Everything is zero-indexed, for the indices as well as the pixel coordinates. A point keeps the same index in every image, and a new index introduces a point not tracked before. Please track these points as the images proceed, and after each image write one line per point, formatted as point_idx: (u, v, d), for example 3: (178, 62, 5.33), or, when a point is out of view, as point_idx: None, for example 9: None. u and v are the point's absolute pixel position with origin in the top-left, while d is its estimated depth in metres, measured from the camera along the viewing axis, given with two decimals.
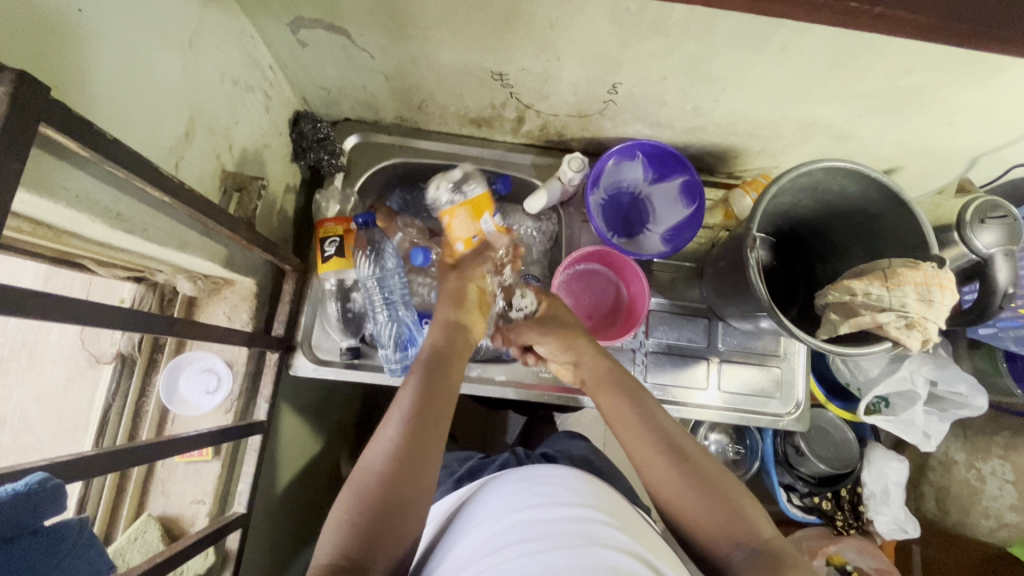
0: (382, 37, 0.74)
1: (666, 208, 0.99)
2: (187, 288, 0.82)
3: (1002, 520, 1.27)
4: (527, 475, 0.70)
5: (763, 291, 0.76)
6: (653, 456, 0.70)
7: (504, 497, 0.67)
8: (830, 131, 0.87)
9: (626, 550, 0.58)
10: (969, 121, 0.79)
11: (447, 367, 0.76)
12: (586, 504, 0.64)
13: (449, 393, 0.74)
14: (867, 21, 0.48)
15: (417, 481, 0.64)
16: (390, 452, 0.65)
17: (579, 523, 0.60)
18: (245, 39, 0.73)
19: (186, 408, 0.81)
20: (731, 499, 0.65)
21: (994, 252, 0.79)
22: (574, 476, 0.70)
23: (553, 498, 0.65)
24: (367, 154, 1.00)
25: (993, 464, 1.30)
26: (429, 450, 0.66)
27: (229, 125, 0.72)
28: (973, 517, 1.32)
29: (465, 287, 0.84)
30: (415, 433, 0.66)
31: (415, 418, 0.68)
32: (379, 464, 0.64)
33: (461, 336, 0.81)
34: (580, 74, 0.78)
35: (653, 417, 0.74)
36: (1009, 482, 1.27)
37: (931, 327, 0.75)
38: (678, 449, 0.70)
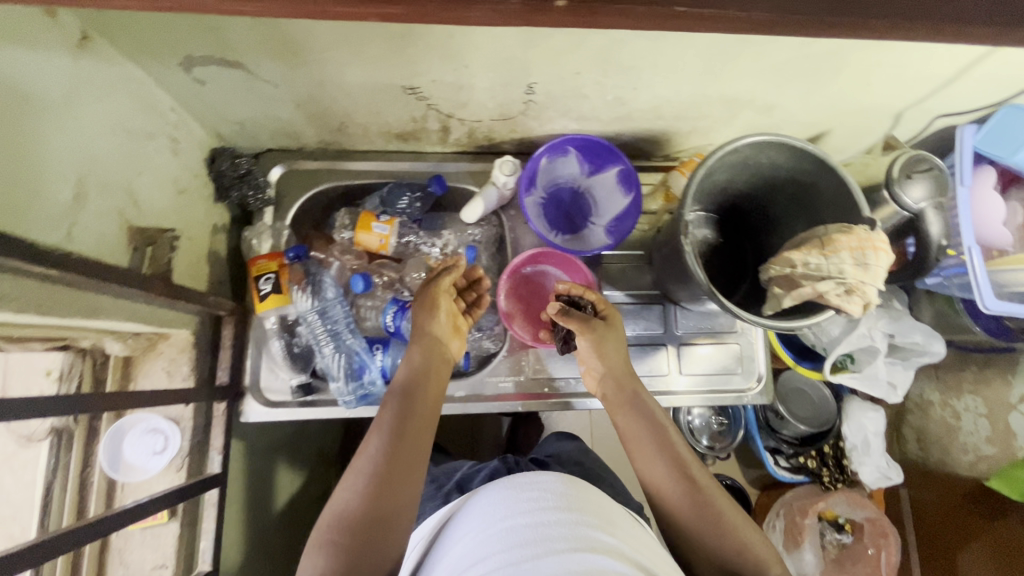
0: (281, 65, 0.71)
1: (606, 199, 0.98)
2: (118, 348, 0.79)
3: (980, 453, 1.27)
4: (513, 479, 0.69)
5: (702, 276, 0.75)
6: (652, 461, 0.74)
7: (493, 501, 0.67)
8: (754, 104, 0.87)
9: (613, 552, 0.58)
10: (885, 80, 0.79)
11: (425, 380, 0.76)
12: (573, 505, 0.64)
13: (428, 418, 0.72)
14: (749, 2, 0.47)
15: (400, 498, 0.64)
16: (372, 469, 0.65)
17: (563, 527, 0.60)
18: (135, 85, 0.69)
19: (134, 473, 0.78)
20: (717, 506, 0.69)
21: (924, 206, 0.80)
22: (560, 479, 0.68)
23: (536, 503, 0.64)
24: (296, 183, 0.97)
25: (966, 400, 1.32)
26: (410, 470, 0.66)
27: (130, 177, 0.68)
28: (954, 453, 1.34)
29: (433, 303, 0.82)
30: (396, 453, 0.66)
31: (393, 435, 0.68)
32: (363, 478, 0.64)
33: (427, 359, 0.79)
34: (493, 78, 0.76)
35: (655, 426, 0.76)
36: (982, 416, 1.28)
37: (870, 291, 0.74)
38: (673, 456, 0.73)
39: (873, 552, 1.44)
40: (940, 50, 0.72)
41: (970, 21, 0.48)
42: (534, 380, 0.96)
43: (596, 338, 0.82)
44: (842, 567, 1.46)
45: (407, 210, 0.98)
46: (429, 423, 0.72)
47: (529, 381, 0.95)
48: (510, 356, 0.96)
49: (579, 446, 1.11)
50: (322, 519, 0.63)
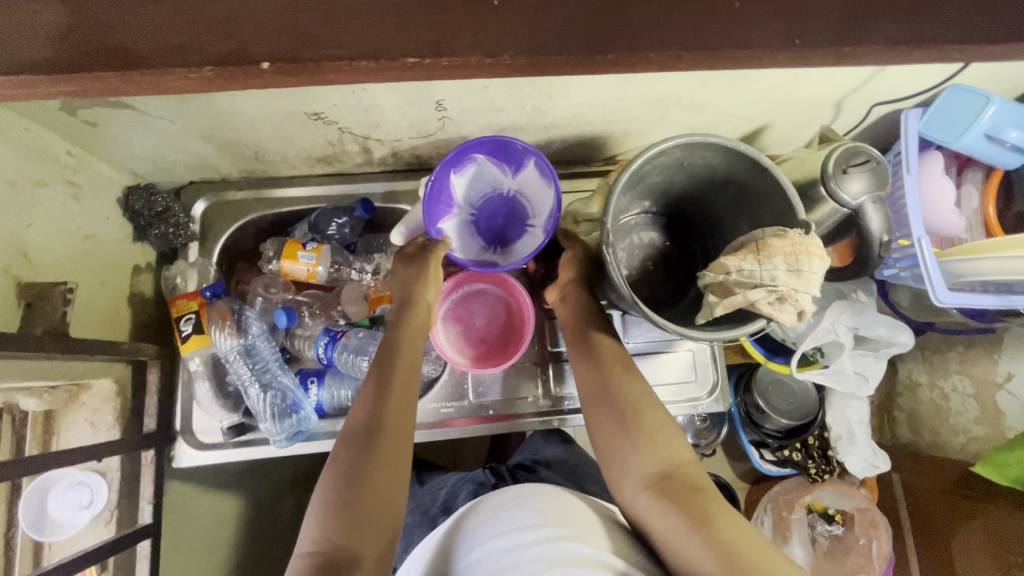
0: (168, 101, 0.68)
1: (537, 198, 0.88)
2: (34, 404, 0.76)
3: (970, 434, 1.22)
4: (488, 506, 0.69)
5: (625, 289, 0.73)
6: (611, 427, 0.71)
7: (479, 519, 0.68)
8: (683, 103, 0.83)
9: (589, 560, 0.59)
10: (813, 70, 0.75)
11: (399, 357, 0.73)
12: (550, 518, 0.65)
13: (404, 417, 0.67)
14: None
15: (386, 480, 0.62)
16: (348, 451, 0.63)
17: (544, 549, 0.61)
18: (16, 135, 0.66)
19: (61, 529, 0.76)
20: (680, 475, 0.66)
21: (863, 201, 0.76)
22: (532, 493, 0.69)
23: (516, 524, 0.65)
24: (221, 215, 0.94)
25: (953, 380, 1.28)
26: (394, 454, 0.64)
27: (15, 232, 0.66)
28: (945, 435, 1.30)
29: (427, 269, 0.81)
30: (366, 438, 0.64)
31: (367, 420, 0.65)
32: (341, 462, 0.62)
33: (415, 321, 0.78)
34: (397, 98, 0.73)
35: (602, 376, 0.75)
36: (970, 396, 1.23)
37: (803, 298, 0.71)
38: (632, 426, 0.70)
39: (864, 542, 1.38)
40: None
41: (762, 45, 0.49)
42: (478, 402, 0.94)
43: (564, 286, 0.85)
44: (835, 559, 1.41)
45: (336, 235, 0.94)
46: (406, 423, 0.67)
47: (473, 405, 0.93)
48: (451, 380, 0.94)
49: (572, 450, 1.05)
50: (314, 501, 0.61)
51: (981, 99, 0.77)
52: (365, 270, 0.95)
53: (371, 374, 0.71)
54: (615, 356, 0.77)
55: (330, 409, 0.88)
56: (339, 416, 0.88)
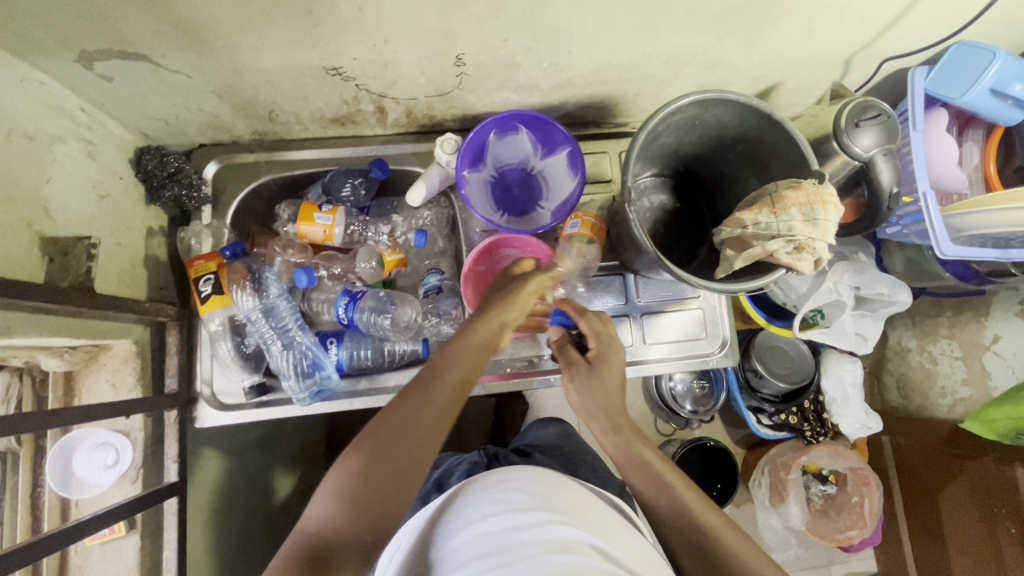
0: (187, 54, 0.67)
1: (555, 182, 0.95)
2: (55, 364, 0.75)
3: (958, 395, 1.26)
4: (485, 488, 0.66)
5: (649, 244, 0.73)
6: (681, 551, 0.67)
7: (471, 504, 0.65)
8: (698, 60, 0.83)
9: (584, 548, 0.56)
10: (827, 25, 0.76)
11: (445, 371, 0.64)
12: (547, 505, 0.62)
13: (429, 439, 0.61)
14: None
15: (389, 509, 0.58)
16: (359, 466, 0.59)
17: (536, 533, 0.57)
18: (28, 84, 0.65)
19: (85, 489, 0.76)
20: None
21: (874, 153, 0.78)
22: (531, 478, 0.67)
23: (514, 503, 0.62)
24: (233, 178, 0.93)
25: (942, 344, 1.30)
26: (403, 482, 0.59)
27: (36, 185, 0.65)
28: (933, 397, 1.32)
29: (517, 299, 0.70)
30: (386, 455, 0.59)
31: (395, 437, 0.60)
32: (348, 474, 0.58)
33: (484, 348, 0.67)
34: (416, 52, 0.72)
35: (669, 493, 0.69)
36: (957, 358, 1.27)
37: (821, 247, 0.73)
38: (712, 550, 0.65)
39: (857, 500, 1.43)
40: None
41: None
42: (495, 360, 0.95)
43: (575, 387, 0.76)
44: (830, 517, 1.46)
45: (351, 198, 0.94)
46: (426, 446, 0.61)
47: (491, 363, 0.95)
48: None
49: (562, 432, 1.07)
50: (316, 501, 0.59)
51: (987, 56, 0.79)
52: (387, 232, 0.96)
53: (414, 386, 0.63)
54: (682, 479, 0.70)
55: (351, 368, 0.88)
56: (361, 376, 0.88)
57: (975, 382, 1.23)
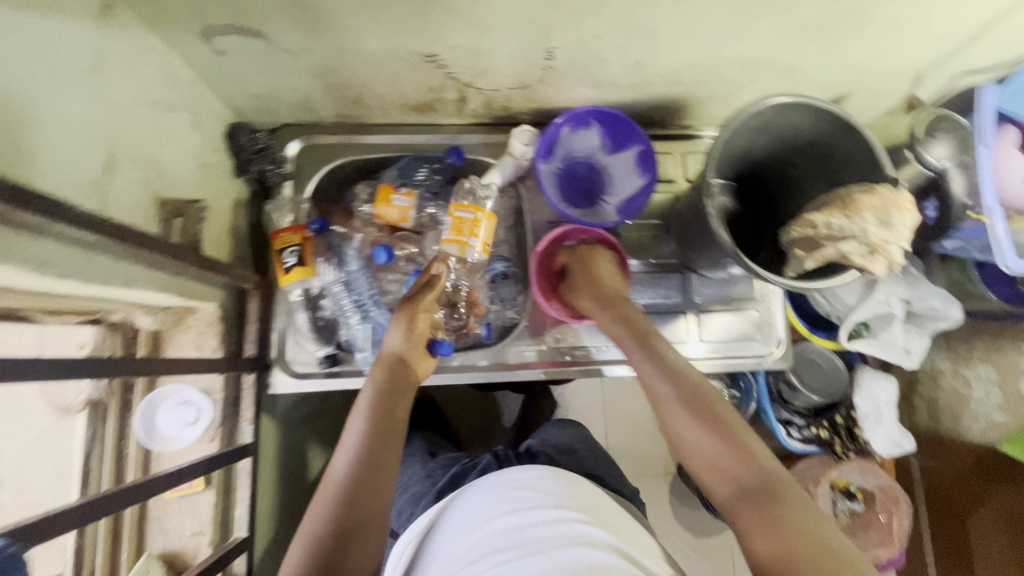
0: (300, 34, 0.71)
1: (622, 178, 0.98)
2: (147, 322, 0.78)
3: (991, 420, 1.19)
4: (492, 492, 0.70)
5: (725, 238, 0.76)
6: (699, 448, 0.65)
7: (478, 506, 0.70)
8: (776, 66, 0.86)
9: (600, 544, 0.61)
10: (908, 37, 0.78)
11: (396, 401, 0.70)
12: (563, 505, 0.67)
13: (398, 425, 0.68)
14: None
15: (375, 518, 0.62)
16: (341, 489, 0.61)
17: (556, 528, 0.62)
18: (155, 55, 0.69)
19: (168, 443, 0.79)
20: (780, 483, 0.60)
21: (948, 165, 0.82)
22: (547, 475, 0.72)
23: (529, 501, 0.67)
24: (313, 157, 0.97)
25: (977, 369, 1.23)
26: (381, 482, 0.63)
27: (157, 149, 0.69)
28: (965, 421, 1.27)
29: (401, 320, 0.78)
30: (358, 483, 0.61)
31: (361, 457, 0.63)
32: (329, 503, 0.60)
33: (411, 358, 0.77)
34: (511, 44, 0.76)
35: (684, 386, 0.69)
36: (994, 384, 1.20)
37: (894, 250, 0.75)
38: (726, 436, 0.64)
39: (886, 518, 1.35)
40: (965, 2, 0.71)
41: None
42: (556, 348, 0.98)
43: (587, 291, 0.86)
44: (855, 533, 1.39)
45: (426, 181, 0.97)
46: (391, 438, 0.67)
47: (552, 350, 0.97)
48: (535, 327, 0.97)
49: (576, 434, 1.01)
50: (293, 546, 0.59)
51: None
52: None
53: (360, 413, 0.68)
54: (698, 374, 0.71)
55: None
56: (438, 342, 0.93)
57: (1011, 409, 1.16)
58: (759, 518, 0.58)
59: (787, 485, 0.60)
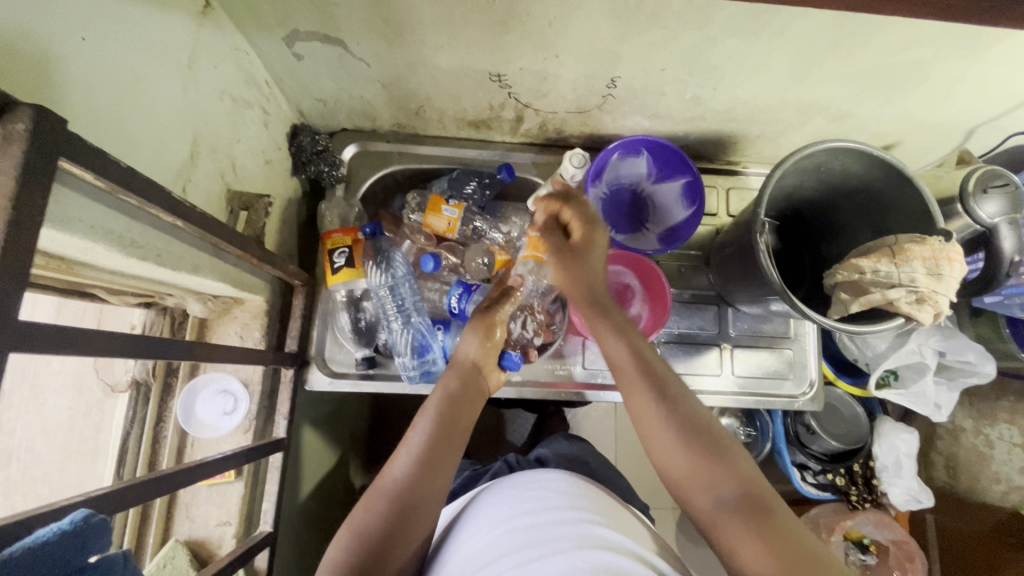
0: (378, 45, 0.73)
1: (666, 208, 0.99)
2: (198, 309, 0.80)
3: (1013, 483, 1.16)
4: (502, 498, 0.71)
5: (775, 276, 0.76)
6: (678, 465, 0.64)
7: (493, 507, 0.70)
8: (829, 111, 0.87)
9: (619, 549, 0.60)
10: (965, 93, 0.80)
11: (462, 410, 0.71)
12: (579, 508, 0.66)
13: (462, 432, 0.70)
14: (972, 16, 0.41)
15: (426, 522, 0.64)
16: (399, 486, 0.64)
17: (570, 527, 0.62)
18: (240, 54, 0.72)
19: (205, 431, 0.80)
20: (763, 493, 0.61)
21: (998, 222, 0.80)
22: (564, 478, 0.73)
23: (545, 502, 0.68)
24: (366, 163, 0.99)
25: (1000, 428, 1.20)
26: (438, 482, 0.65)
27: (230, 143, 0.72)
28: (984, 481, 1.22)
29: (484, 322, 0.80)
30: (418, 484, 0.63)
31: (418, 469, 0.64)
32: (384, 497, 0.63)
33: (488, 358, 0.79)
34: (579, 69, 0.78)
35: (660, 384, 0.68)
36: (1017, 446, 1.17)
37: (942, 301, 0.75)
38: (714, 447, 0.64)
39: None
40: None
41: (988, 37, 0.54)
42: (586, 371, 0.97)
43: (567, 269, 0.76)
44: None
45: (474, 195, 1.00)
46: (455, 443, 0.69)
47: (581, 372, 0.96)
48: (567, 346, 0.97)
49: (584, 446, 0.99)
50: (339, 532, 0.62)
51: None
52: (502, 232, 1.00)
53: (428, 413, 0.70)
54: (684, 390, 0.69)
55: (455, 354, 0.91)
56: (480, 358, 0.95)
57: None
58: (755, 539, 0.57)
59: (770, 498, 0.61)
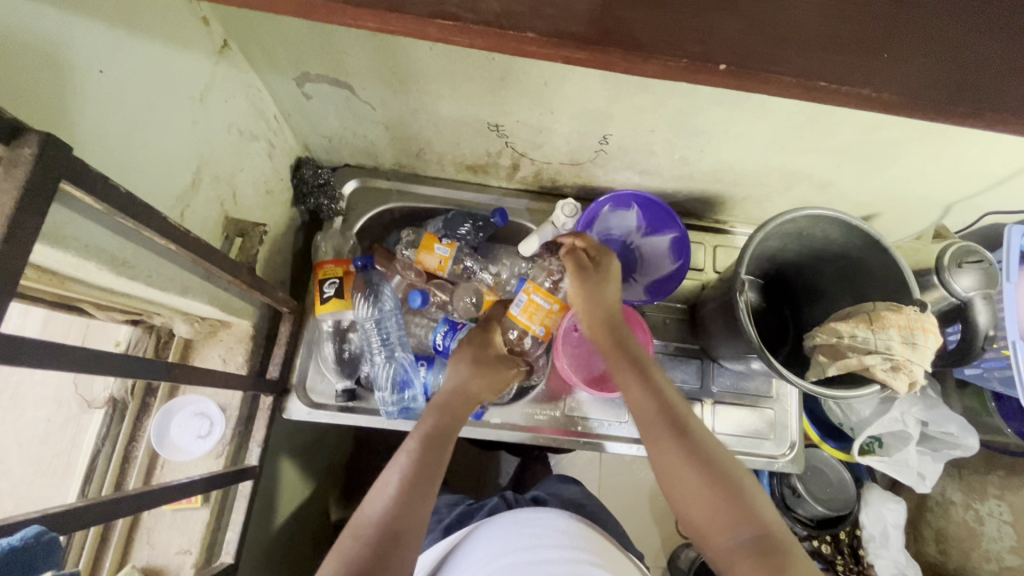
0: (385, 92, 0.77)
1: (653, 262, 1.02)
2: (184, 330, 0.80)
3: (1003, 563, 1.12)
4: (503, 529, 0.72)
5: (753, 334, 0.78)
6: (706, 502, 0.64)
7: (495, 539, 0.71)
8: (811, 179, 0.91)
9: None
10: (939, 171, 0.83)
11: (446, 441, 0.72)
12: (575, 547, 0.68)
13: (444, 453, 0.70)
14: (924, 109, 0.43)
15: (410, 542, 0.63)
16: (380, 519, 0.63)
17: (569, 566, 0.64)
18: (252, 91, 0.76)
19: (177, 453, 0.80)
20: (780, 538, 0.61)
21: (973, 296, 0.83)
22: (563, 517, 0.74)
23: (544, 539, 0.69)
24: (365, 199, 1.02)
25: (989, 504, 1.17)
26: (425, 499, 0.66)
27: (233, 173, 0.75)
28: (974, 560, 1.18)
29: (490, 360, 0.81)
30: (401, 506, 0.64)
31: (401, 491, 0.65)
32: (372, 529, 0.62)
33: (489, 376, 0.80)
34: (573, 126, 0.82)
35: (674, 416, 0.69)
36: (1007, 523, 1.14)
37: (917, 369, 0.76)
38: (736, 494, 0.64)
39: None
40: (995, 150, 0.76)
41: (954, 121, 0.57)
42: (566, 416, 0.97)
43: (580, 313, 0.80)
44: None
45: (467, 236, 1.01)
46: (442, 467, 0.69)
47: (562, 418, 0.96)
48: (549, 390, 0.97)
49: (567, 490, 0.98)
50: (326, 562, 0.61)
51: None
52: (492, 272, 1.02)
53: (411, 447, 0.70)
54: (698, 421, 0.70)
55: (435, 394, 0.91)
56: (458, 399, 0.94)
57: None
58: None
59: (789, 544, 0.61)
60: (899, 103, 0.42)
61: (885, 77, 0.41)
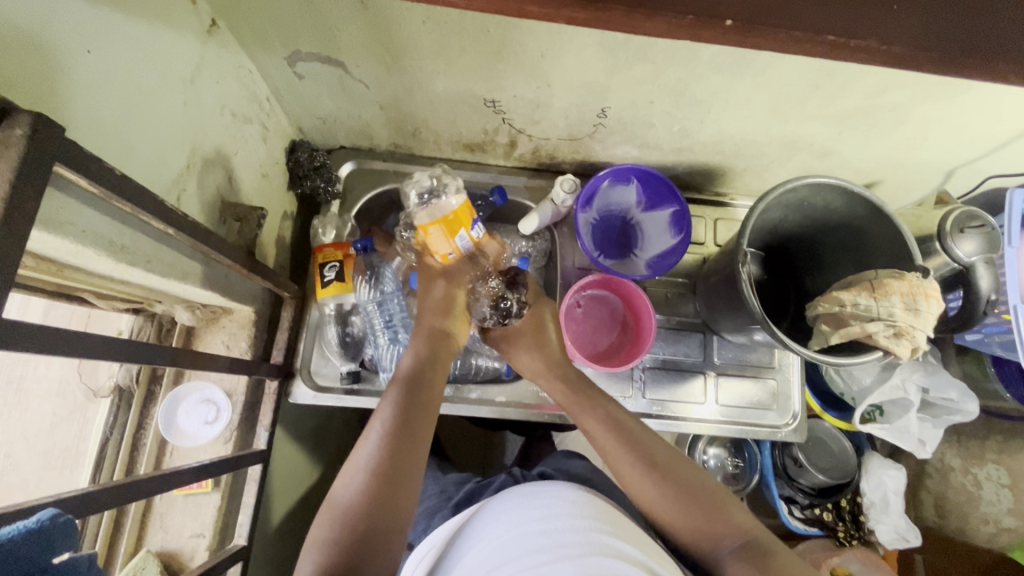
0: (378, 69, 0.76)
1: (653, 236, 1.01)
2: (186, 318, 0.80)
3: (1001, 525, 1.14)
4: (514, 499, 0.72)
5: (757, 305, 0.77)
6: (677, 513, 0.67)
7: (505, 510, 0.71)
8: (812, 147, 0.90)
9: (627, 556, 0.61)
10: (943, 135, 0.82)
11: (424, 393, 0.71)
12: (586, 515, 0.68)
13: (424, 409, 0.69)
14: (931, 63, 0.42)
15: (398, 497, 0.61)
16: (365, 476, 0.61)
17: (581, 535, 0.63)
18: (243, 73, 0.74)
19: (184, 439, 0.81)
20: (761, 539, 0.64)
21: (975, 260, 0.84)
22: (574, 491, 0.73)
23: (556, 511, 0.68)
24: (363, 181, 1.01)
25: (989, 468, 1.18)
26: (409, 454, 0.64)
27: (227, 157, 0.74)
28: (972, 523, 1.19)
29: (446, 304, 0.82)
30: (391, 455, 0.63)
31: (387, 446, 0.64)
32: (356, 485, 0.61)
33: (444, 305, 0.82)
34: (569, 99, 0.80)
35: (624, 429, 0.74)
36: (1005, 486, 1.15)
37: (919, 335, 0.77)
38: (709, 503, 0.67)
39: None
40: (999, 112, 0.75)
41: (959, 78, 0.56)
42: None
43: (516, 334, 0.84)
44: None
45: None
46: (423, 419, 0.68)
47: None
48: None
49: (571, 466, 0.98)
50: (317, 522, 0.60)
51: None
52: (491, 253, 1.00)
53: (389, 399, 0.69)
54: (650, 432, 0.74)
55: None
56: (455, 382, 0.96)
57: None
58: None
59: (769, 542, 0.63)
60: (906, 59, 0.41)
61: (889, 31, 0.41)
